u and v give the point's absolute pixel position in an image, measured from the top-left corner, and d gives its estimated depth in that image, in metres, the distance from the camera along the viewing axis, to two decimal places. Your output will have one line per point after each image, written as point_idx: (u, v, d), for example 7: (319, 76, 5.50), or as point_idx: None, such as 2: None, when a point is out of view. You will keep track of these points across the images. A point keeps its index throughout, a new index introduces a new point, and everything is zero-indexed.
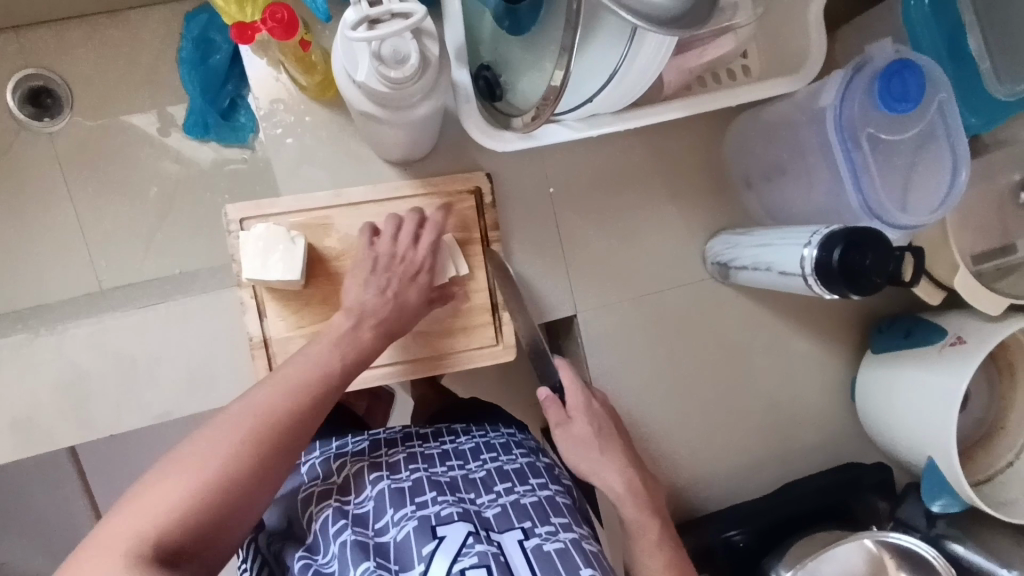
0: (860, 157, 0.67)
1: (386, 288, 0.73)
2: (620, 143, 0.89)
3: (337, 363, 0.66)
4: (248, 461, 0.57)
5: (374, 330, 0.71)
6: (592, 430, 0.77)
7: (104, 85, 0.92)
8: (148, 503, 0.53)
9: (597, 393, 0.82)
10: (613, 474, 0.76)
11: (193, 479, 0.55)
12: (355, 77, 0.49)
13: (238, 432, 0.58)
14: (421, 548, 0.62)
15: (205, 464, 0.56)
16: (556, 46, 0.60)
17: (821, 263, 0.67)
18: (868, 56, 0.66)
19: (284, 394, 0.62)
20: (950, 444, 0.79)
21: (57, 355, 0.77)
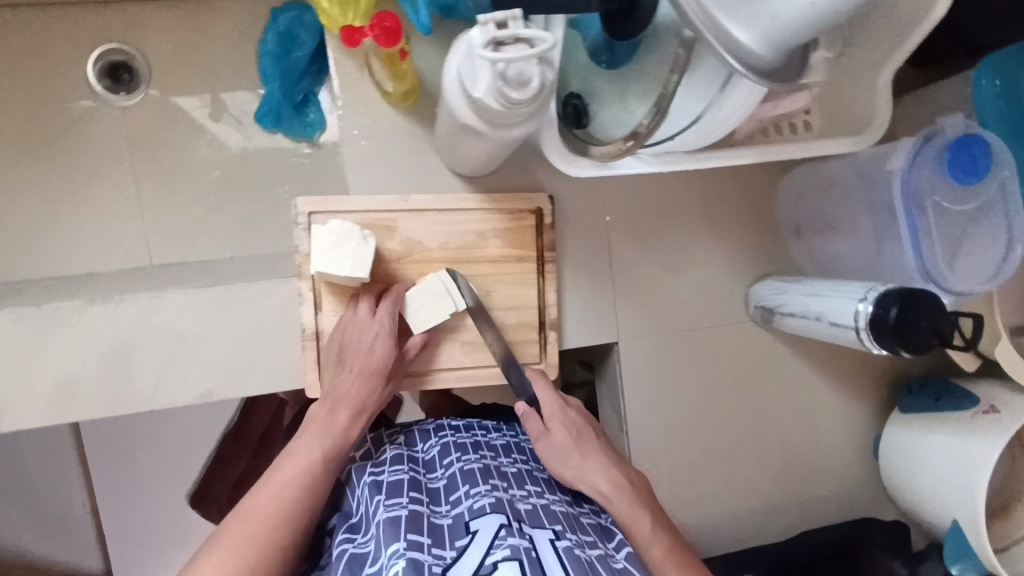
0: (922, 222, 0.70)
1: (352, 368, 0.73)
2: (679, 180, 0.91)
3: (319, 451, 0.66)
4: (280, 533, 0.61)
5: (351, 409, 0.70)
6: (571, 438, 0.72)
7: (180, 70, 0.98)
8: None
9: (572, 402, 0.78)
10: (599, 473, 0.70)
11: (235, 555, 0.58)
12: (473, 92, 0.51)
13: (233, 552, 0.58)
14: (454, 541, 0.60)
15: (243, 540, 0.59)
16: (656, 84, 0.63)
17: (875, 318, 0.69)
18: (939, 127, 0.69)
19: (303, 468, 0.65)
20: (979, 508, 0.81)
21: (108, 324, 0.77)
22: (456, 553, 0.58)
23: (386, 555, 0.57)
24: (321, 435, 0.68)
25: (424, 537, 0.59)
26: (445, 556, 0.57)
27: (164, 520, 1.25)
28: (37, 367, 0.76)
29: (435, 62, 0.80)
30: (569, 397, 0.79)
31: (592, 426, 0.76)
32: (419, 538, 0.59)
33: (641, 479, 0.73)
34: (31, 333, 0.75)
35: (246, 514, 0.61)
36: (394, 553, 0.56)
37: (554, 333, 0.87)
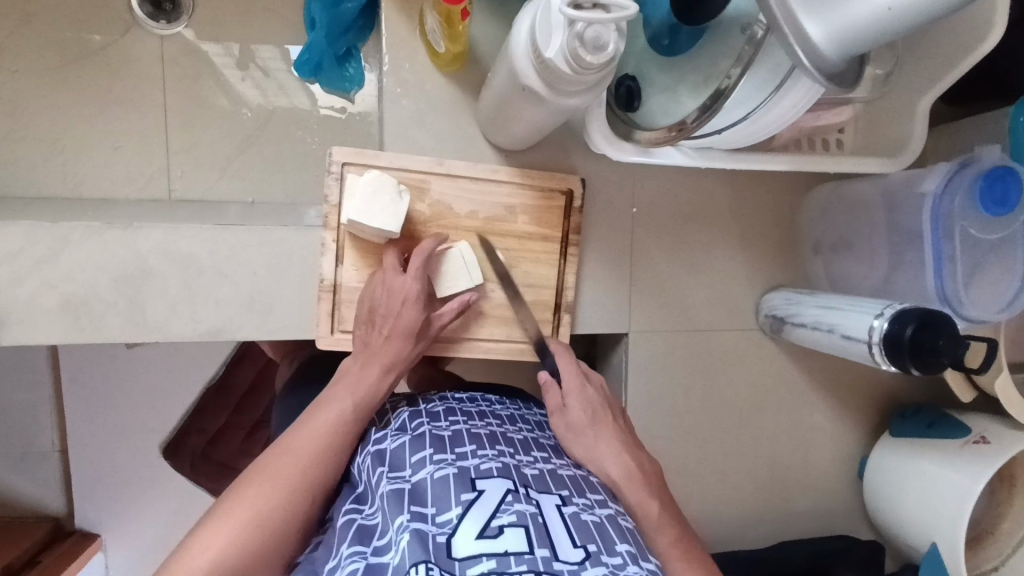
0: (947, 247, 0.72)
1: (382, 329, 0.71)
2: (708, 181, 0.92)
3: (351, 403, 0.65)
4: (313, 478, 0.60)
5: (382, 367, 0.69)
6: (586, 417, 0.70)
7: (228, 14, 1.03)
8: (233, 514, 0.55)
9: (593, 377, 0.76)
10: (612, 457, 0.68)
11: (271, 492, 0.57)
12: (542, 52, 0.51)
13: (267, 484, 0.58)
14: (460, 493, 0.54)
15: (280, 478, 0.58)
16: (720, 73, 0.64)
17: (891, 335, 0.70)
18: (975, 156, 0.72)
19: (337, 417, 0.64)
20: (960, 532, 0.83)
21: (126, 248, 0.76)
22: (464, 510, 0.53)
23: (393, 528, 0.53)
24: (352, 389, 0.66)
25: (428, 506, 0.54)
26: (451, 519, 0.52)
27: (137, 461, 1.23)
28: (47, 280, 0.74)
29: (488, 31, 0.81)
30: (592, 374, 0.76)
31: (610, 407, 0.73)
32: (423, 508, 0.54)
33: (652, 466, 0.70)
34: (47, 245, 0.74)
35: (282, 453, 0.60)
36: (399, 525, 0.52)
37: (568, 316, 0.87)
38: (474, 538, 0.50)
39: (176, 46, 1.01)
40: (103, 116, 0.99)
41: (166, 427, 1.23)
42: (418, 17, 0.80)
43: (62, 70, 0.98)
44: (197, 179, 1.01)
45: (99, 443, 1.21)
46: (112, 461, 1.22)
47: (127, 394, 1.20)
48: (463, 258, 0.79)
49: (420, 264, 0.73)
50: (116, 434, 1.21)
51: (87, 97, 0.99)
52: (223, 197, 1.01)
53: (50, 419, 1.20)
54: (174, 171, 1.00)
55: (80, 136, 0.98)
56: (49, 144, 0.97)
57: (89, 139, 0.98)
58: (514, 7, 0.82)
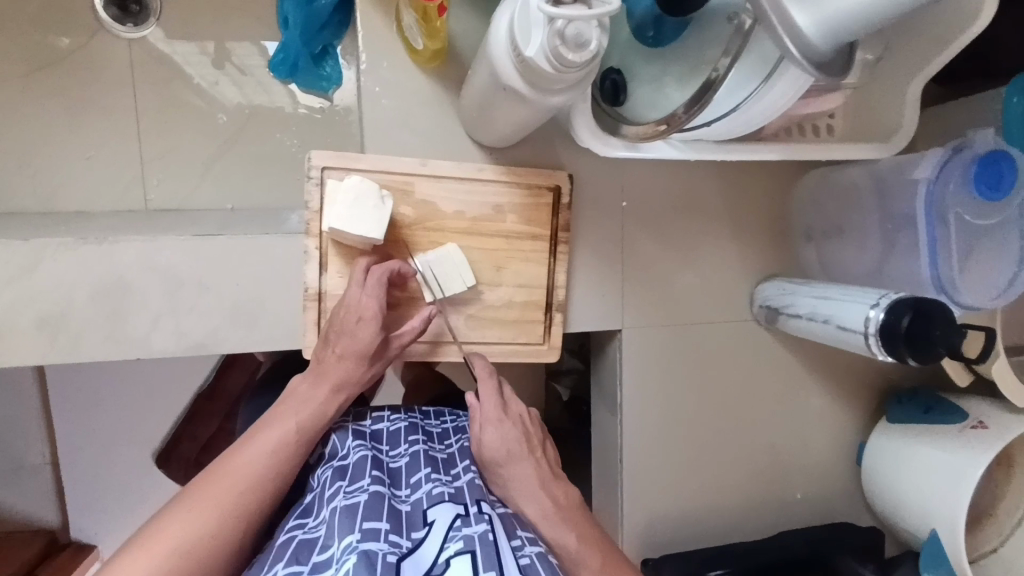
0: (942, 233, 0.71)
1: (334, 348, 0.69)
2: (697, 171, 0.90)
3: (293, 425, 0.64)
4: (249, 502, 0.58)
5: (330, 388, 0.68)
6: (500, 451, 0.67)
7: (197, 12, 1.00)
8: (156, 541, 0.53)
9: (513, 406, 0.72)
10: (528, 498, 0.66)
11: (199, 518, 0.56)
12: (524, 51, 0.49)
13: (205, 504, 0.57)
14: (410, 531, 0.57)
15: (211, 502, 0.57)
16: (716, 50, 0.61)
17: (887, 325, 0.69)
18: (969, 140, 0.69)
19: (282, 435, 0.63)
20: (959, 516, 0.82)
21: (103, 264, 0.74)
22: (413, 544, 0.55)
23: (339, 548, 0.53)
24: (297, 411, 0.65)
25: (382, 522, 0.55)
26: (402, 544, 0.54)
27: (129, 473, 1.21)
28: (21, 299, 0.72)
29: (469, 28, 0.79)
30: (511, 401, 0.72)
31: (529, 436, 0.70)
32: (376, 523, 0.55)
33: (573, 496, 0.68)
34: (19, 264, 0.71)
35: (216, 477, 0.59)
36: (348, 546, 0.52)
37: (560, 315, 0.85)
38: None
39: (145, 49, 0.98)
40: (74, 124, 0.96)
41: (156, 438, 1.21)
42: (395, 12, 0.77)
43: (27, 79, 0.94)
44: (175, 187, 0.98)
45: (89, 457, 1.19)
46: (100, 474, 1.20)
47: (113, 407, 1.18)
48: (428, 272, 0.78)
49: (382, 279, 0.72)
50: (105, 447, 1.20)
51: (56, 104, 0.95)
52: (203, 203, 0.98)
53: (37, 433, 1.18)
54: (149, 179, 0.97)
55: (51, 146, 0.95)
56: (17, 158, 0.94)
57: (59, 149, 0.95)
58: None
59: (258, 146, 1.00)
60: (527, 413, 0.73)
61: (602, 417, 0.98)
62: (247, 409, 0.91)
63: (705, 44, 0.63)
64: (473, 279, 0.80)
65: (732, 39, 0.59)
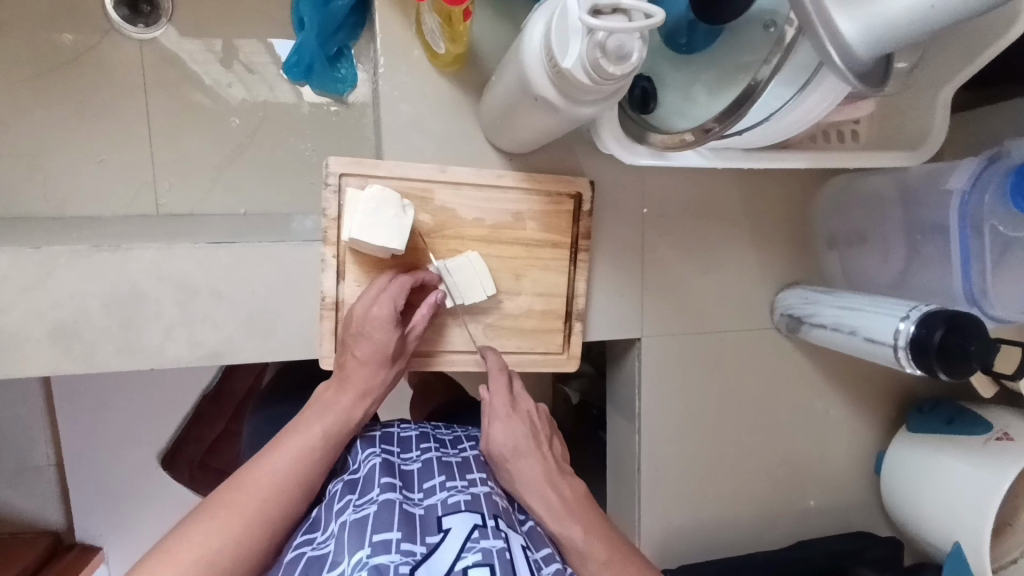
0: (974, 246, 0.70)
1: (354, 352, 0.69)
2: (720, 177, 0.88)
3: (316, 431, 0.63)
4: (272, 511, 0.57)
5: (353, 393, 0.67)
6: (506, 445, 0.66)
7: (208, 12, 0.97)
8: (178, 552, 0.52)
9: (522, 402, 0.71)
10: (534, 492, 0.64)
11: (222, 527, 0.54)
12: (560, 62, 0.48)
13: (225, 514, 0.55)
14: (424, 536, 0.56)
15: (234, 511, 0.55)
16: (751, 59, 0.60)
17: (918, 338, 0.68)
18: (1004, 150, 0.68)
19: (303, 442, 0.61)
20: (984, 529, 0.81)
21: (116, 272, 0.72)
22: (427, 550, 0.54)
23: (350, 564, 0.51)
24: (320, 416, 0.64)
25: (393, 532, 0.54)
26: (415, 552, 0.52)
27: (136, 478, 1.20)
28: (32, 308, 0.70)
29: (489, 31, 0.77)
30: (521, 398, 0.72)
31: (538, 432, 0.69)
32: (387, 534, 0.54)
33: (581, 489, 0.66)
34: (31, 272, 0.69)
35: (239, 485, 0.57)
36: (358, 562, 0.50)
37: (580, 324, 0.84)
38: None
39: (156, 50, 0.96)
40: (82, 127, 0.94)
41: (164, 442, 1.19)
42: (415, 15, 0.75)
43: (35, 80, 0.92)
44: (186, 191, 0.96)
45: (96, 461, 1.18)
46: (107, 479, 1.19)
47: (120, 411, 1.16)
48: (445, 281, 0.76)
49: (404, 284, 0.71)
50: (111, 451, 1.18)
51: (65, 105, 0.93)
52: (214, 207, 0.96)
53: (44, 437, 1.17)
54: (159, 183, 0.96)
55: (60, 148, 0.93)
56: (24, 161, 0.92)
57: (68, 152, 0.93)
58: (515, 2, 0.78)
59: (269, 148, 0.98)
60: (538, 409, 0.72)
61: (619, 426, 0.96)
62: (261, 418, 0.89)
63: (740, 51, 0.62)
64: (493, 287, 0.78)
65: (774, 50, 0.57)
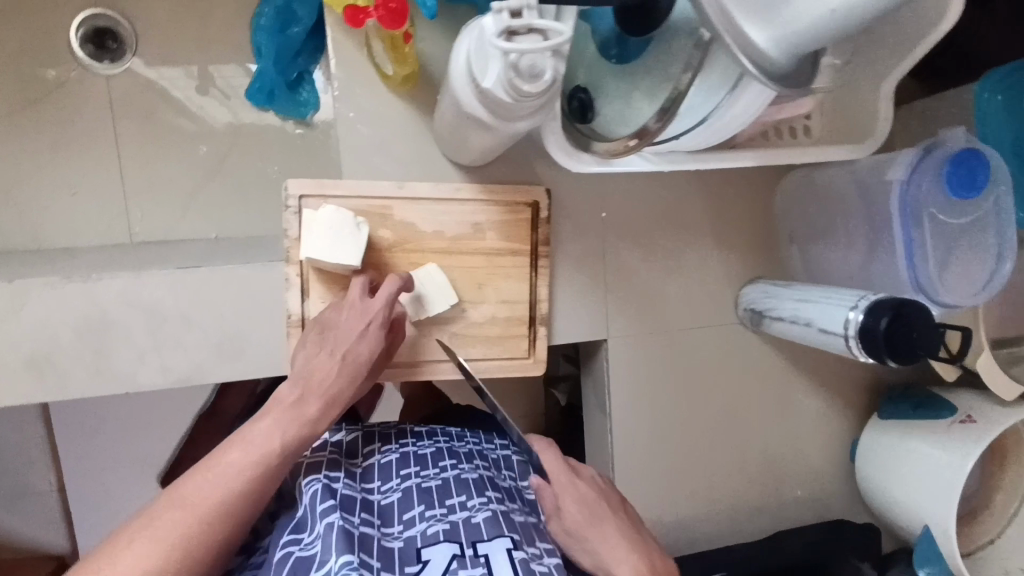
0: (917, 234, 0.71)
1: (333, 350, 0.70)
2: (677, 177, 0.90)
3: (275, 446, 0.62)
4: (210, 529, 0.57)
5: (323, 400, 0.67)
6: (582, 518, 0.65)
7: (172, 42, 1.00)
8: (108, 574, 0.53)
9: (584, 469, 0.71)
10: (622, 563, 0.63)
11: (157, 552, 0.55)
12: (482, 82, 0.50)
13: (162, 538, 0.55)
14: (404, 568, 0.58)
15: (172, 535, 0.56)
16: (675, 64, 0.62)
17: (866, 327, 0.69)
18: (940, 139, 0.70)
19: (252, 460, 0.61)
20: (950, 512, 0.82)
21: (87, 300, 0.74)
22: None
23: (337, 563, 0.54)
24: (283, 425, 0.64)
25: (374, 560, 0.58)
26: None
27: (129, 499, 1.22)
28: (8, 340, 0.73)
29: (438, 49, 0.79)
30: (580, 465, 0.71)
31: (608, 499, 0.68)
32: (369, 560, 0.58)
33: (665, 560, 0.66)
34: (5, 305, 0.72)
35: (182, 504, 0.58)
36: (346, 563, 0.53)
37: (544, 328, 0.86)
38: None
39: (123, 83, 0.99)
40: (55, 162, 0.97)
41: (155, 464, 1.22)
42: (364, 37, 0.78)
43: (8, 119, 0.95)
44: (160, 218, 0.99)
45: (88, 485, 1.21)
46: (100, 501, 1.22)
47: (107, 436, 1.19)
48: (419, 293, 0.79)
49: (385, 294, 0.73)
50: (103, 474, 1.21)
51: (39, 141, 0.96)
52: (188, 232, 0.99)
53: (40, 464, 1.20)
54: (134, 210, 0.99)
55: (36, 183, 0.96)
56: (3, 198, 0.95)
57: (45, 186, 0.96)
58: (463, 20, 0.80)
59: (239, 173, 1.01)
60: (597, 475, 0.72)
61: (594, 427, 0.98)
62: None
63: (662, 57, 0.63)
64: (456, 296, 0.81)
65: (694, 53, 0.59)
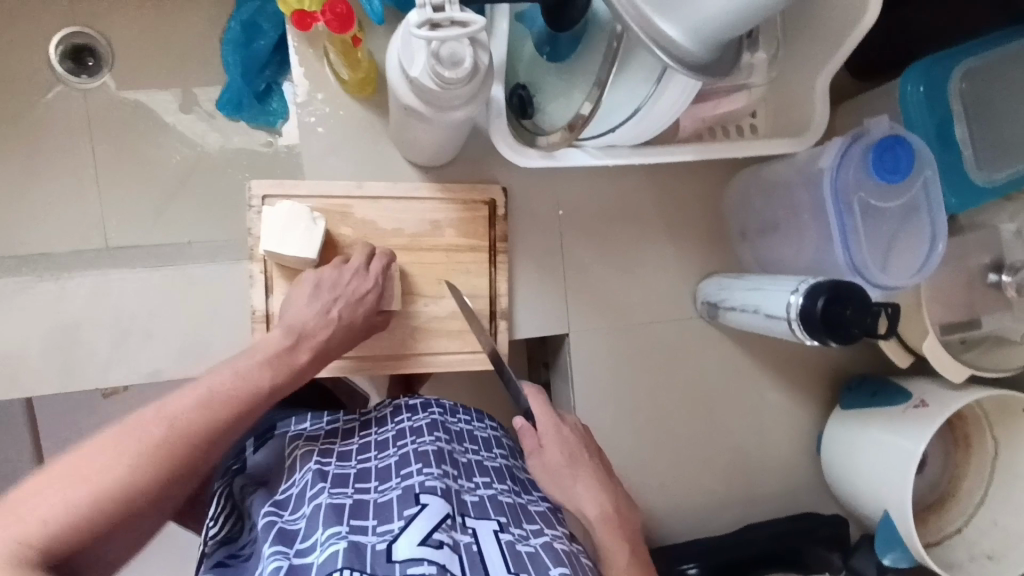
0: (851, 221, 0.74)
1: (334, 309, 0.73)
2: (630, 176, 0.94)
3: (265, 383, 0.63)
4: (179, 454, 0.55)
5: (314, 353, 0.70)
6: (563, 458, 0.74)
7: (149, 59, 1.05)
8: (78, 474, 0.50)
9: (569, 418, 0.80)
10: (589, 500, 0.73)
11: (131, 455, 0.52)
12: (411, 72, 0.54)
13: (135, 444, 0.53)
14: (401, 511, 0.58)
15: (146, 440, 0.53)
16: (598, 61, 0.66)
17: (805, 309, 0.72)
18: (865, 128, 0.73)
19: (241, 393, 0.61)
20: (906, 497, 0.83)
21: (58, 300, 0.77)
22: (404, 523, 0.57)
23: (324, 536, 0.56)
24: (274, 366, 0.66)
25: (368, 520, 0.59)
26: (390, 531, 0.57)
27: None
28: None
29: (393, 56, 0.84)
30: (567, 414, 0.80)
31: (587, 444, 0.77)
32: (363, 522, 0.59)
33: (625, 501, 0.76)
34: None
35: (160, 414, 0.56)
36: (335, 535, 0.55)
37: (504, 322, 0.88)
38: (414, 544, 0.54)
39: (102, 100, 1.04)
40: (37, 176, 1.01)
41: None
42: (322, 47, 0.82)
43: None
44: (136, 227, 1.03)
45: None
46: None
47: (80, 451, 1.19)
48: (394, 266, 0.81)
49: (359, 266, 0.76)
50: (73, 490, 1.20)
51: (21, 156, 1.01)
52: (163, 240, 1.03)
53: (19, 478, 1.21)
54: (111, 220, 1.02)
55: (17, 195, 1.00)
56: None
57: (26, 198, 1.00)
58: None
59: (213, 184, 1.05)
60: (579, 425, 0.80)
61: None
62: None
63: (589, 52, 0.67)
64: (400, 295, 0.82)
65: (612, 47, 0.63)
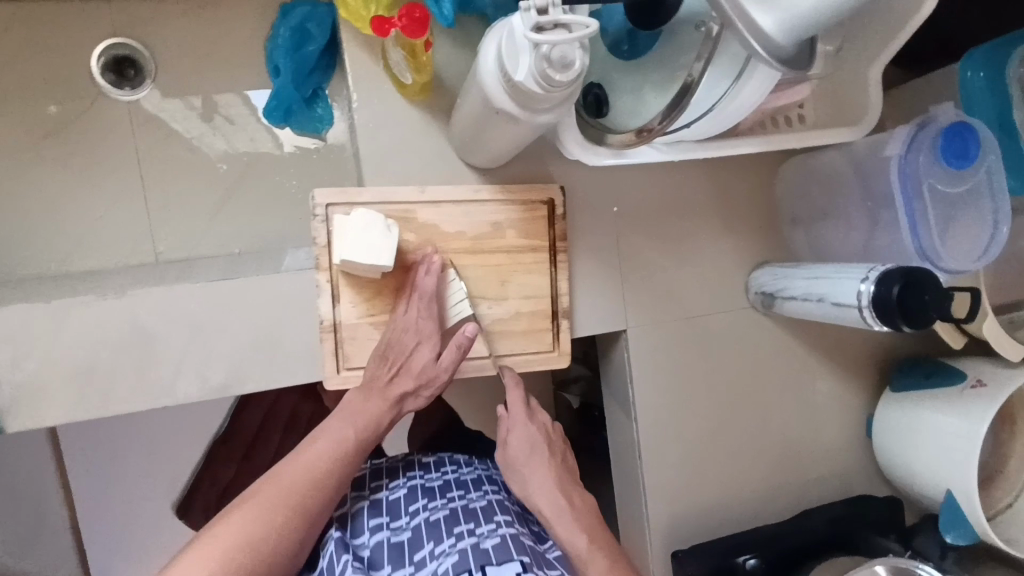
0: (919, 206, 0.76)
1: (392, 366, 0.76)
2: (682, 170, 0.94)
3: (349, 435, 0.71)
4: (302, 505, 0.65)
5: (384, 402, 0.75)
6: (525, 448, 0.76)
7: (188, 66, 1.03)
8: (226, 537, 0.61)
9: (539, 414, 0.80)
10: (542, 495, 0.74)
11: (266, 517, 0.63)
12: (514, 76, 0.54)
13: (264, 508, 0.63)
14: None
15: (276, 502, 0.64)
16: (692, 53, 0.67)
17: (879, 297, 0.73)
18: (931, 116, 0.75)
19: (338, 445, 0.70)
20: (971, 477, 0.84)
21: (124, 316, 0.76)
22: None
23: None
24: (352, 421, 0.73)
25: None
26: None
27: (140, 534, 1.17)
28: (46, 359, 0.74)
29: (452, 58, 0.83)
30: (537, 409, 0.80)
31: (552, 443, 0.78)
32: None
33: (588, 500, 0.75)
34: (41, 327, 0.74)
35: (280, 477, 0.66)
36: None
37: (567, 321, 0.88)
38: None
39: (143, 110, 1.02)
40: (79, 190, 0.99)
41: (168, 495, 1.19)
42: (382, 51, 0.82)
43: (31, 150, 0.98)
44: (181, 237, 1.01)
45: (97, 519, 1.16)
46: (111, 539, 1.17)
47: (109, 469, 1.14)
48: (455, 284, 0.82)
49: (427, 303, 0.78)
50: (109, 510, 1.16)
51: (61, 169, 0.99)
52: (209, 251, 1.01)
53: None
54: (158, 232, 1.01)
55: (60, 210, 0.98)
56: (28, 227, 0.97)
57: (69, 213, 0.98)
58: (474, 31, 0.84)
59: (256, 193, 1.04)
60: (551, 422, 0.81)
61: (617, 418, 1.00)
62: None
63: (673, 46, 0.70)
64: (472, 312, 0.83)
65: (705, 45, 0.64)
